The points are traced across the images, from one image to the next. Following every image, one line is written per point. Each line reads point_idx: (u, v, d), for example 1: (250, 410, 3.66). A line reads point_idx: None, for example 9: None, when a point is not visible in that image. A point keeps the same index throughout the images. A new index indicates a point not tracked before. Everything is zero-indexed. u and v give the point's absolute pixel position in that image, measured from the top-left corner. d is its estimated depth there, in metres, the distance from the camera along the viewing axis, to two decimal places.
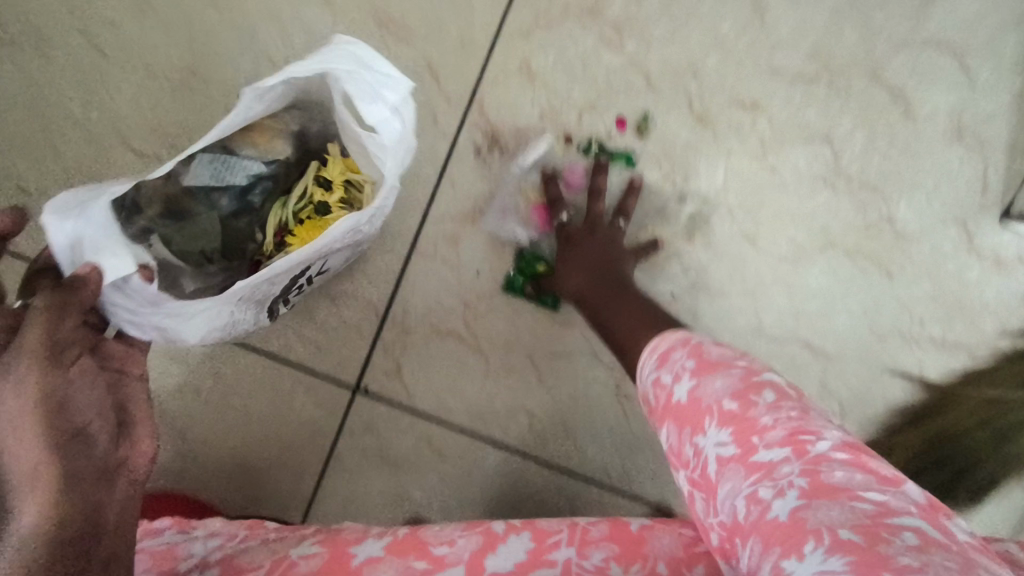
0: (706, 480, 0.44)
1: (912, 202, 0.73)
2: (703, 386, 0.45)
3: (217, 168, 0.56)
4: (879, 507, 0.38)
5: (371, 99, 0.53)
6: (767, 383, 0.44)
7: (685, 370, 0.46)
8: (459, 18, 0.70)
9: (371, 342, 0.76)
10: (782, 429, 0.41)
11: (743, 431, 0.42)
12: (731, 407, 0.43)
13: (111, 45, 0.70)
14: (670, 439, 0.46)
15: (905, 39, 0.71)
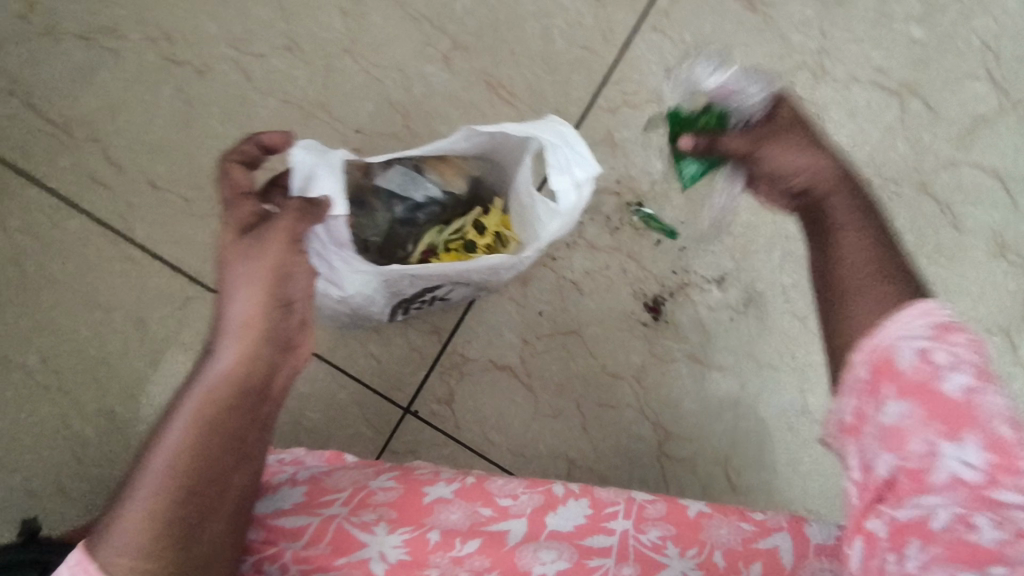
0: (906, 468, 0.43)
1: (958, 305, 0.78)
2: (980, 390, 0.42)
3: (407, 179, 0.63)
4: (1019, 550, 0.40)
5: (561, 172, 0.56)
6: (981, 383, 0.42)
7: (965, 360, 0.43)
8: (558, 90, 0.79)
9: (431, 365, 0.80)
10: (1006, 453, 0.41)
11: (991, 442, 0.41)
12: (980, 415, 0.42)
13: (256, 75, 0.82)
14: (877, 411, 0.44)
15: (954, 158, 0.78)
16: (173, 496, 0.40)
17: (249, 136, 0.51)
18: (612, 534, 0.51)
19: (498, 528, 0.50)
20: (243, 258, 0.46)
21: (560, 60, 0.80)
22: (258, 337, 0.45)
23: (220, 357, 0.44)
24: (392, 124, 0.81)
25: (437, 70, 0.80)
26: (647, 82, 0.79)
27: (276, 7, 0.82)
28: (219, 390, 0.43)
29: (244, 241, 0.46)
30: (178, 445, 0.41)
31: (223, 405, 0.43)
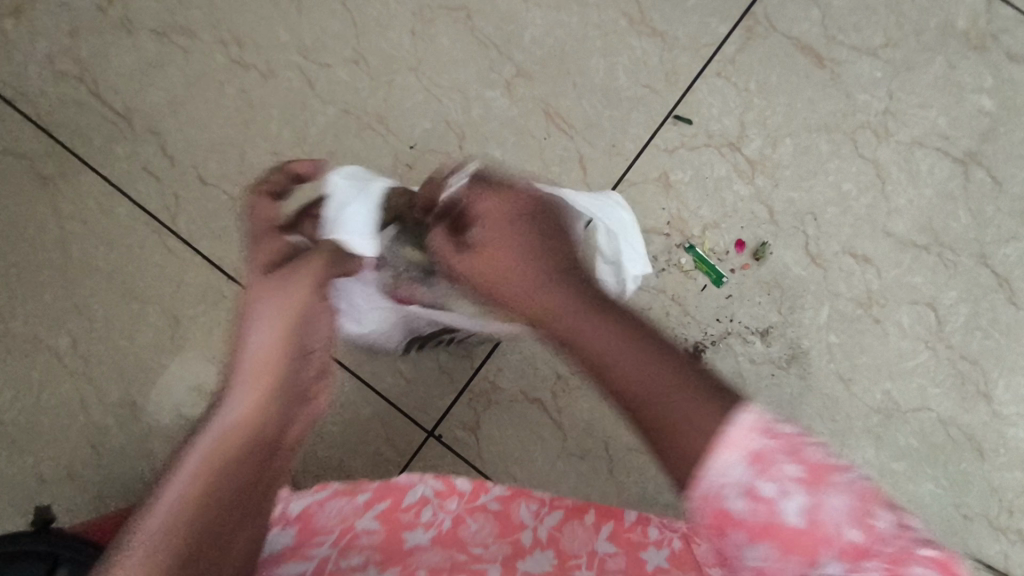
0: None
1: (1010, 383, 0.75)
2: (822, 506, 0.42)
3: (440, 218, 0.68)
4: None
5: (624, 256, 0.71)
6: (875, 497, 0.43)
7: (789, 480, 0.44)
8: (615, 125, 0.79)
9: (459, 390, 0.79)
10: (888, 540, 0.41)
11: (850, 548, 0.41)
12: (853, 535, 0.41)
13: (317, 83, 0.83)
14: (761, 559, 0.43)
15: (1018, 232, 0.76)
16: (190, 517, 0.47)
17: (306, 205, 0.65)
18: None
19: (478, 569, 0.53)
20: (269, 294, 0.62)
21: (621, 96, 0.79)
22: (267, 386, 0.58)
23: (229, 408, 0.55)
24: (447, 144, 0.81)
25: (497, 95, 0.81)
26: (707, 126, 0.78)
27: (345, 18, 0.83)
28: (250, 413, 0.56)
29: (270, 278, 0.63)
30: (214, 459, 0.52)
31: (242, 432, 0.55)
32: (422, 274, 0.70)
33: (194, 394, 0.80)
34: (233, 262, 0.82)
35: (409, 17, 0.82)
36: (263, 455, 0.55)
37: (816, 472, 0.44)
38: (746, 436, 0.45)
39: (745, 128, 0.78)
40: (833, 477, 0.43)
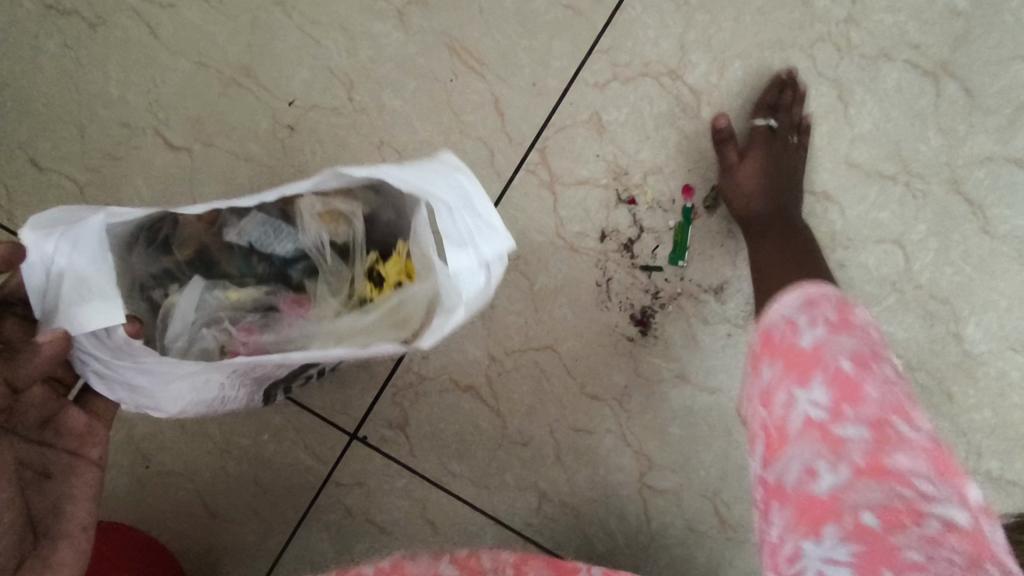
0: (883, 432, 0.43)
1: (981, 321, 0.69)
2: (829, 338, 0.47)
3: (267, 232, 0.49)
4: (854, 449, 0.43)
5: (458, 246, 0.43)
6: (817, 346, 0.47)
7: (824, 320, 0.49)
8: (535, 58, 0.66)
9: (381, 385, 0.69)
10: (861, 435, 0.43)
11: (867, 417, 0.43)
12: (846, 366, 0.45)
13: (165, 32, 0.67)
14: (770, 375, 0.48)
15: (992, 152, 0.67)
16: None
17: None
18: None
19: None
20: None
21: (538, 21, 0.66)
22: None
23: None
24: (334, 97, 0.66)
25: (389, 29, 0.66)
26: (644, 51, 0.66)
27: None
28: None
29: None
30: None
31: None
32: (262, 316, 0.49)
33: None
34: None
35: None
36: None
37: (851, 322, 0.48)
38: (824, 296, 0.51)
39: (687, 51, 0.66)
40: (870, 350, 0.47)
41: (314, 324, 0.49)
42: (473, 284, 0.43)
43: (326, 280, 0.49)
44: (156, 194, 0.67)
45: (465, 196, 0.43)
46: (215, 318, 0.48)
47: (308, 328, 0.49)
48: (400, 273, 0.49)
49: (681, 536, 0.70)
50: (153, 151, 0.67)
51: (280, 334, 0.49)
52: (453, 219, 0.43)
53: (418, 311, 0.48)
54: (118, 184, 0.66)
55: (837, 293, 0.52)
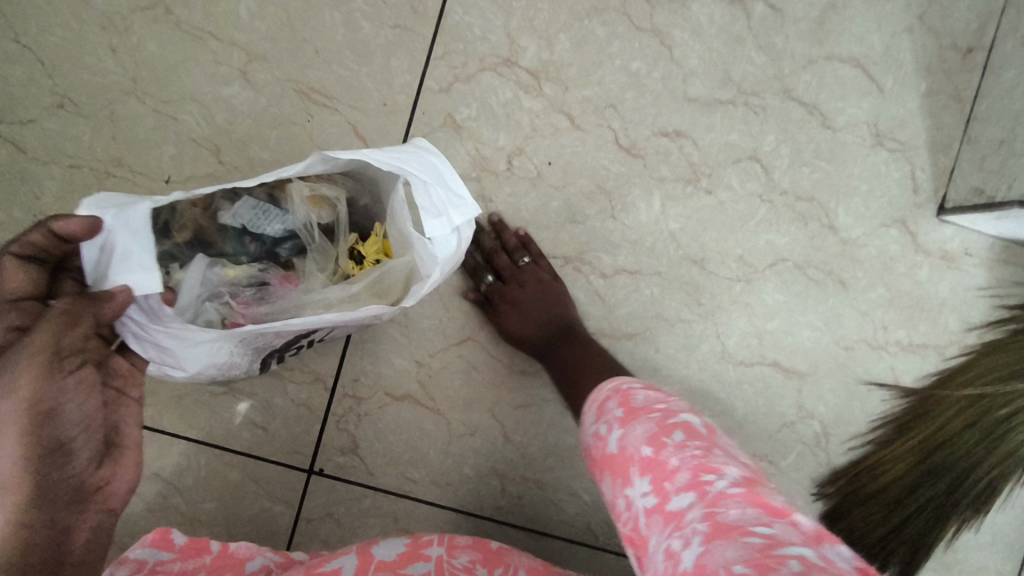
0: (681, 484, 0.42)
1: (849, 208, 0.74)
2: (627, 433, 0.46)
3: (257, 214, 0.54)
4: (665, 500, 0.42)
5: (435, 215, 0.52)
6: (623, 448, 0.46)
7: (615, 419, 0.48)
8: (378, 80, 0.70)
9: (323, 418, 0.72)
10: (687, 470, 0.42)
11: (658, 477, 0.43)
12: (648, 452, 0.44)
13: (32, 146, 0.70)
14: (608, 492, 0.46)
15: (811, 55, 0.73)
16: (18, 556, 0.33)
17: (36, 224, 0.40)
18: (429, 560, 0.49)
19: (332, 565, 0.47)
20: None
21: (372, 46, 0.70)
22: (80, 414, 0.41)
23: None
24: (206, 164, 0.70)
25: (238, 89, 0.70)
26: (475, 48, 0.71)
27: (30, 60, 0.70)
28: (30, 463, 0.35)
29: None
30: (29, 492, 0.35)
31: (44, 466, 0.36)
32: (259, 290, 0.54)
33: None
34: None
35: (103, 34, 0.70)
36: (57, 476, 0.37)
37: (645, 408, 0.48)
38: (602, 395, 0.52)
39: (514, 39, 0.71)
40: (659, 414, 0.47)
41: (305, 294, 0.54)
42: (448, 246, 0.53)
43: (317, 259, 0.56)
44: None
45: (436, 171, 0.53)
46: (217, 293, 0.52)
47: (302, 297, 0.54)
48: (379, 252, 0.58)
49: None
50: None
51: (275, 305, 0.54)
52: (429, 192, 0.52)
53: (399, 283, 0.57)
54: None
55: (618, 383, 0.52)
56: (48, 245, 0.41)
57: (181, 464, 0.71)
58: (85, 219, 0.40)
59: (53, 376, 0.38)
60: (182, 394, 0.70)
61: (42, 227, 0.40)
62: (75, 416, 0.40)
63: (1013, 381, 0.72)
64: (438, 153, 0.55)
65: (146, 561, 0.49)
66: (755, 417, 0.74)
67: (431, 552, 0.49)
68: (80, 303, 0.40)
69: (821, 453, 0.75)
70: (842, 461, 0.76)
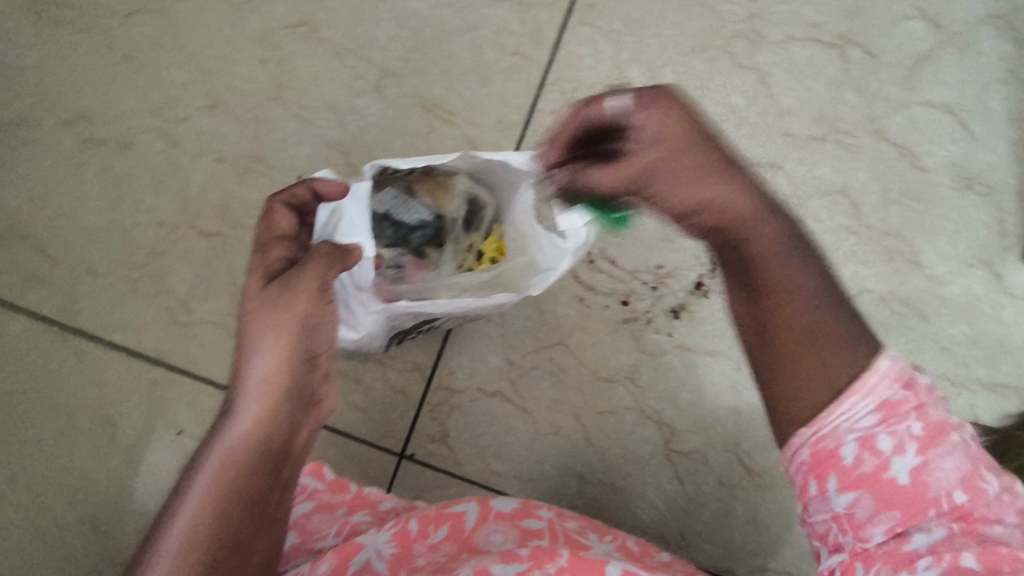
0: (973, 540, 0.38)
1: (935, 246, 0.77)
2: (930, 468, 0.39)
3: (398, 204, 0.62)
4: (947, 549, 0.38)
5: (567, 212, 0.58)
6: (917, 482, 0.39)
7: (910, 439, 0.40)
8: (496, 100, 0.77)
9: (418, 405, 0.77)
10: (991, 523, 0.39)
11: (954, 526, 0.39)
12: (956, 499, 0.39)
13: (185, 139, 0.78)
14: (862, 506, 0.40)
15: (903, 100, 0.77)
16: (259, 440, 0.42)
17: (303, 179, 0.54)
18: (542, 519, 0.52)
19: (458, 509, 0.52)
20: (270, 303, 0.44)
21: (493, 70, 0.78)
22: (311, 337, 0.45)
23: (259, 361, 0.43)
24: (334, 165, 0.77)
25: (370, 101, 0.78)
26: (586, 76, 0.77)
27: (193, 66, 0.79)
28: (284, 366, 0.43)
29: (271, 288, 0.44)
30: (276, 392, 0.43)
31: (294, 372, 0.43)
32: (397, 271, 0.62)
33: (153, 492, 0.74)
34: (148, 342, 0.77)
35: (258, 46, 0.79)
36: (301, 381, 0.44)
37: (947, 434, 0.40)
38: (883, 386, 0.41)
39: (622, 70, 0.77)
40: (956, 448, 0.40)
41: (437, 277, 0.63)
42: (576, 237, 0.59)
43: (451, 249, 0.63)
44: (199, 276, 0.77)
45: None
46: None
47: (434, 279, 0.62)
48: (494, 251, 0.65)
49: (714, 492, 0.75)
50: (190, 241, 0.78)
51: (409, 286, 0.62)
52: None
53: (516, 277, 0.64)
54: (165, 274, 0.77)
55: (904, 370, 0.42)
56: (306, 199, 0.55)
57: None
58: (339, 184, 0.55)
59: (315, 300, 0.45)
60: None
61: (305, 185, 0.55)
62: (324, 337, 0.46)
63: None
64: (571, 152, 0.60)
65: (306, 486, 0.55)
66: None
67: (543, 513, 0.53)
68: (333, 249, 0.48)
69: None
70: None
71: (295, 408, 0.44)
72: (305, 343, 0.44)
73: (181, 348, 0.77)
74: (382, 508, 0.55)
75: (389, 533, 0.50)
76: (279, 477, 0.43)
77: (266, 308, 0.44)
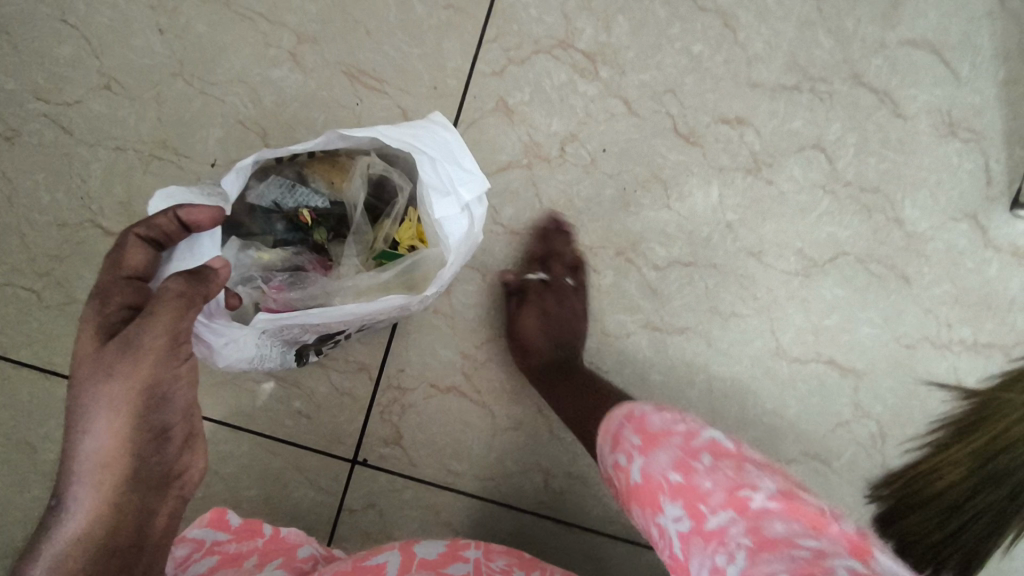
0: (704, 504, 0.44)
1: (916, 201, 0.71)
2: (651, 464, 0.48)
3: (286, 194, 0.54)
4: (694, 519, 0.44)
5: (444, 193, 0.51)
6: (651, 480, 0.47)
7: (634, 448, 0.50)
8: (430, 62, 0.68)
9: (367, 408, 0.71)
10: (720, 490, 0.44)
11: (690, 501, 0.44)
12: (677, 478, 0.46)
13: (78, 126, 0.69)
14: (639, 519, 0.49)
15: (882, 39, 0.70)
16: (100, 532, 0.38)
17: (165, 209, 0.43)
18: (468, 561, 0.48)
19: (379, 561, 0.47)
20: (102, 371, 0.39)
21: (424, 27, 0.68)
22: (152, 405, 0.40)
23: (95, 435, 0.38)
24: (253, 147, 0.69)
25: (286, 71, 0.68)
26: (530, 29, 0.68)
27: (77, 39, 0.69)
28: (122, 442, 0.39)
29: (109, 353, 0.39)
30: (114, 475, 0.38)
31: (136, 449, 0.39)
32: (292, 275, 0.54)
33: None
34: (61, 358, 0.69)
35: (151, 13, 0.69)
36: (147, 460, 0.40)
37: (657, 440, 0.49)
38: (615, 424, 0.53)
39: (570, 20, 0.69)
40: (669, 440, 0.49)
41: (335, 280, 0.54)
42: (458, 226, 0.52)
43: (354, 242, 0.56)
44: None
45: (447, 147, 0.53)
46: (249, 276, 0.54)
47: (332, 284, 0.54)
48: (413, 237, 0.56)
49: None
50: (96, 242, 0.69)
51: (305, 291, 0.54)
52: (437, 169, 0.52)
53: (428, 274, 0.54)
54: (70, 281, 0.69)
55: (630, 409, 0.54)
56: (170, 231, 0.45)
57: (225, 449, 0.70)
58: (211, 209, 0.45)
59: (160, 366, 0.39)
60: (227, 379, 0.70)
61: (168, 212, 0.44)
62: (176, 404, 0.41)
63: (1013, 439, 0.71)
64: (450, 126, 0.54)
65: (204, 540, 0.50)
66: (810, 417, 0.71)
67: (469, 554, 0.49)
68: (190, 286, 0.41)
69: (879, 456, 0.72)
70: (897, 464, 0.72)
71: (146, 487, 0.40)
72: (147, 419, 0.40)
73: None
74: (298, 557, 0.51)
75: None
76: (134, 572, 0.38)
77: (99, 377, 0.39)
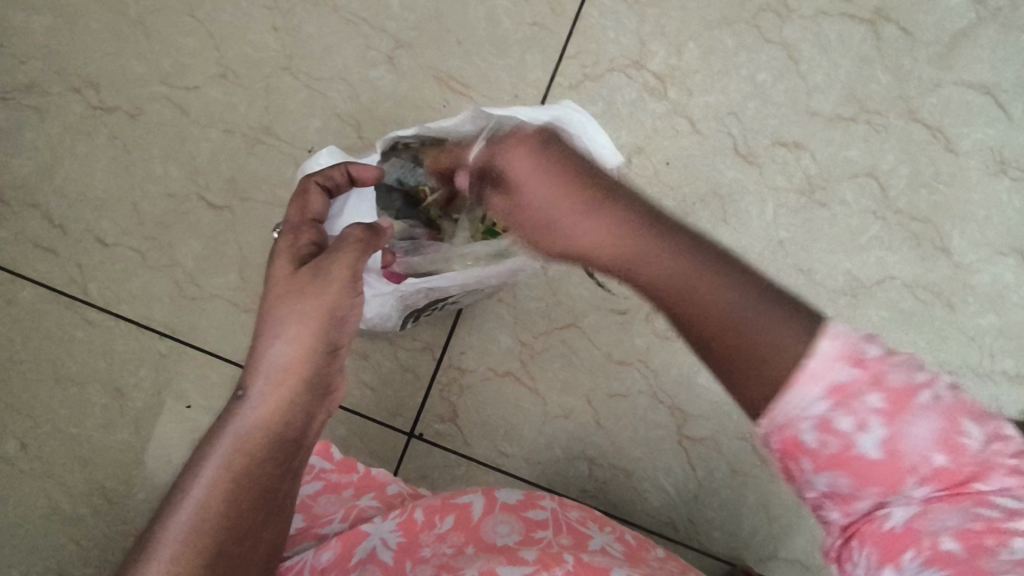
0: (948, 499, 0.35)
1: (964, 233, 0.74)
2: (902, 437, 0.36)
3: (406, 174, 0.62)
4: (914, 504, 0.35)
5: None
6: (888, 458, 0.36)
7: (871, 409, 0.36)
8: (513, 73, 0.75)
9: (428, 385, 0.76)
10: (978, 489, 0.35)
11: (937, 492, 0.35)
12: (939, 462, 0.35)
13: (194, 109, 0.77)
14: (833, 482, 0.37)
15: (937, 79, 0.74)
16: (267, 434, 0.42)
17: (341, 164, 0.57)
18: (545, 509, 0.53)
19: (464, 500, 0.51)
20: (296, 292, 0.46)
21: (510, 41, 0.75)
22: (323, 334, 0.45)
23: (281, 347, 0.44)
24: (347, 139, 0.76)
25: (383, 73, 0.76)
26: (607, 50, 0.75)
27: (203, 33, 0.77)
28: (304, 356, 0.45)
29: (302, 273, 0.47)
30: (293, 379, 0.44)
31: (315, 362, 0.45)
32: (410, 243, 0.62)
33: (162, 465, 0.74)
34: (157, 315, 0.76)
35: (268, 14, 0.77)
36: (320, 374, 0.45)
37: (902, 398, 0.36)
38: (829, 366, 0.37)
39: (644, 43, 0.75)
40: (929, 412, 0.36)
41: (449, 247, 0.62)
42: None
43: (462, 220, 0.62)
44: (208, 249, 0.76)
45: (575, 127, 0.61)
46: None
47: (448, 251, 0.62)
48: None
49: (726, 478, 0.74)
50: (199, 213, 0.76)
51: (425, 257, 0.62)
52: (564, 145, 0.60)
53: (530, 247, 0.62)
54: (173, 246, 0.76)
55: (858, 333, 0.39)
56: (340, 183, 0.58)
57: None
58: (373, 171, 0.59)
59: (344, 289, 0.47)
60: None
61: (341, 169, 0.58)
62: (349, 329, 0.48)
63: None
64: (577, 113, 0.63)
65: (312, 466, 0.56)
66: None
67: (546, 504, 0.54)
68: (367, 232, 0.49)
69: None
70: None
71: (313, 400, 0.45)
72: (327, 336, 0.46)
73: (189, 321, 0.76)
74: (388, 492, 0.55)
75: (394, 522, 0.50)
76: (290, 468, 0.44)
77: (294, 295, 0.46)
